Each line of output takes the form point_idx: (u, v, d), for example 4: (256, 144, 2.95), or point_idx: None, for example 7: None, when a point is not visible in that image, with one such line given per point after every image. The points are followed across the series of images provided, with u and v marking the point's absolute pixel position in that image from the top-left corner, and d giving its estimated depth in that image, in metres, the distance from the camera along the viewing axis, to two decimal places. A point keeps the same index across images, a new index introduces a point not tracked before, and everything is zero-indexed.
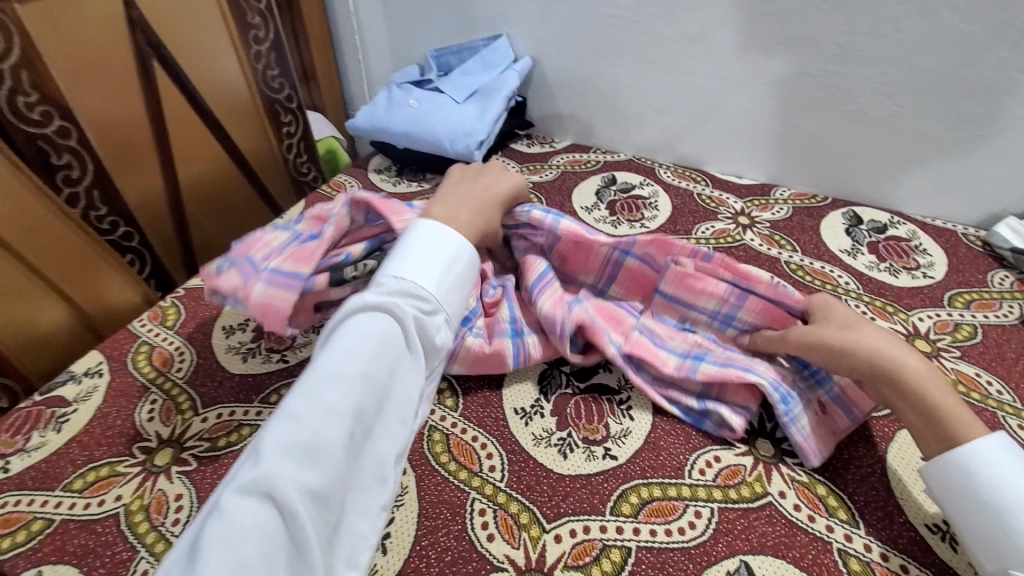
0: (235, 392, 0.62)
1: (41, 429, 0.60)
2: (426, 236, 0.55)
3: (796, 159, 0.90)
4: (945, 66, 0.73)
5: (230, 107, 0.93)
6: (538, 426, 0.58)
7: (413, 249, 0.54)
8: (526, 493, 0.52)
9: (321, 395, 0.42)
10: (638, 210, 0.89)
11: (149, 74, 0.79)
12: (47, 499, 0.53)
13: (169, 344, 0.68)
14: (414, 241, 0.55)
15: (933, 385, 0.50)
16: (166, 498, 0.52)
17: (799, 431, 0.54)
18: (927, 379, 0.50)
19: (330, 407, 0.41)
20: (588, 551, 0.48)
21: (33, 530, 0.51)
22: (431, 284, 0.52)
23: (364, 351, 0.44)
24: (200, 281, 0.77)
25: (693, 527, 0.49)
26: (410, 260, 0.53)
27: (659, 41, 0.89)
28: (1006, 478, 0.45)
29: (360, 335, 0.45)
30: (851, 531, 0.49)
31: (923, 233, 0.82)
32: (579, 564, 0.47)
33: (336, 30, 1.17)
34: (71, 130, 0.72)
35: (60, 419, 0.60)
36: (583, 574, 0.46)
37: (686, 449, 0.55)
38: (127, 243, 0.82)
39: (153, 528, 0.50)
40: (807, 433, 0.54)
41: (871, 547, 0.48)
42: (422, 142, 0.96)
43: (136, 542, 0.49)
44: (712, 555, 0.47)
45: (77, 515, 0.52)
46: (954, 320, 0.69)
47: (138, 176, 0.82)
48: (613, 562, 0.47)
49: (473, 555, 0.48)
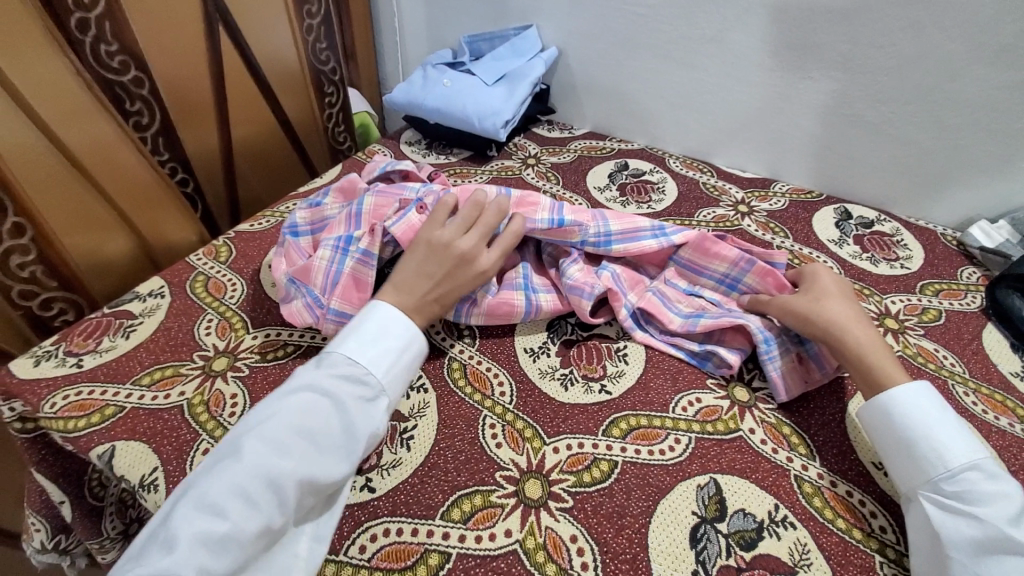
0: (281, 318, 0.70)
1: (111, 336, 0.68)
2: (380, 321, 0.57)
3: (795, 157, 0.98)
4: (934, 78, 0.80)
5: (280, 74, 1.01)
6: (544, 363, 0.66)
7: (361, 333, 0.56)
8: (530, 414, 0.60)
9: (234, 482, 0.46)
10: (647, 193, 0.97)
11: (214, 37, 0.87)
12: (118, 390, 0.62)
13: (223, 275, 0.77)
14: (368, 326, 0.57)
15: (874, 347, 0.58)
16: (223, 396, 0.61)
17: (774, 367, 0.63)
18: (870, 341, 0.58)
19: (244, 494, 0.45)
20: (581, 461, 0.56)
21: (106, 414, 0.59)
22: (373, 369, 0.55)
23: (285, 442, 0.48)
24: (249, 226, 0.85)
25: (672, 449, 0.57)
26: (352, 344, 0.56)
27: (677, 40, 0.96)
28: (914, 414, 0.53)
29: (279, 425, 0.49)
30: (808, 462, 0.57)
31: (905, 230, 0.89)
32: (572, 469, 0.55)
33: (378, 12, 1.26)
34: (144, 81, 0.80)
35: (128, 328, 0.69)
36: (576, 478, 0.55)
37: (672, 390, 0.63)
38: (184, 189, 0.91)
39: (213, 417, 0.59)
40: (783, 372, 0.63)
41: (823, 475, 0.56)
42: (453, 118, 1.04)
43: (199, 428, 0.58)
44: (686, 472, 0.56)
45: (145, 404, 0.60)
46: (922, 305, 0.76)
47: (198, 130, 0.90)
48: (601, 471, 0.55)
49: (483, 457, 0.56)
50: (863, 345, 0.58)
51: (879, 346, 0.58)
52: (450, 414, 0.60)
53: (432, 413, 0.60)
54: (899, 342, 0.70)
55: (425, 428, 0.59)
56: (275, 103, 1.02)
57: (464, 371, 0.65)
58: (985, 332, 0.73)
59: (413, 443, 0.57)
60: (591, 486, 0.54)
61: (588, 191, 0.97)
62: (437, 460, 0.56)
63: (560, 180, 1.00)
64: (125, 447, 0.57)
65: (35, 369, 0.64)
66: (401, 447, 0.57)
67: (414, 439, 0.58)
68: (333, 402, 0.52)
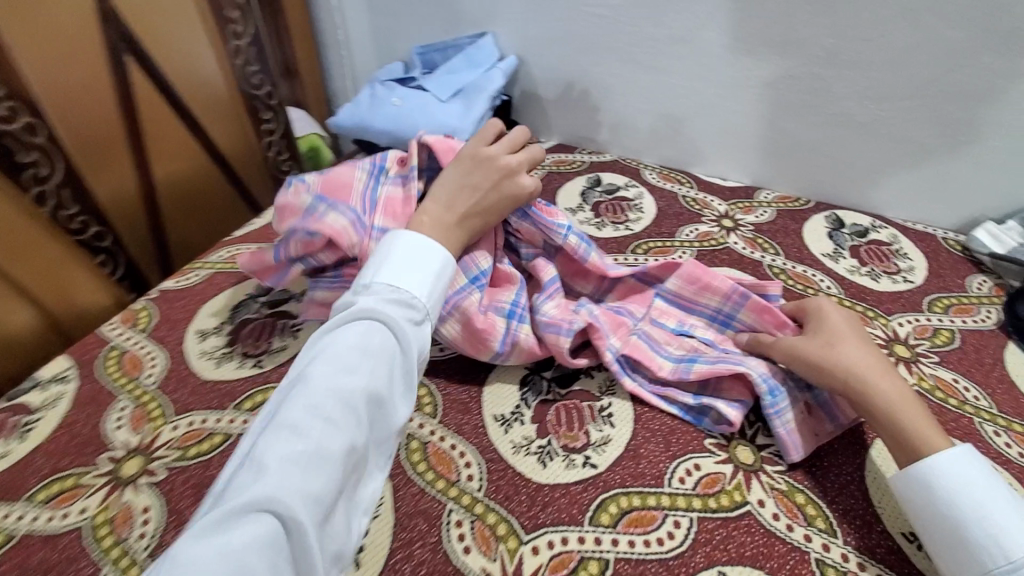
0: (207, 399, 0.60)
1: (4, 439, 0.57)
2: (409, 246, 0.53)
3: (780, 162, 0.90)
4: (930, 71, 0.73)
5: (209, 105, 0.91)
6: (518, 434, 0.57)
7: (394, 258, 0.52)
8: (504, 504, 0.51)
9: (308, 403, 0.42)
10: (623, 212, 0.88)
11: (122, 69, 0.77)
12: (7, 513, 0.51)
13: (141, 348, 0.66)
14: (398, 251, 0.53)
15: (903, 399, 0.51)
16: (132, 511, 0.51)
17: (782, 424, 0.54)
18: (898, 393, 0.51)
19: (326, 418, 0.41)
20: (566, 563, 0.47)
21: None
22: (420, 292, 0.51)
23: (353, 361, 0.44)
24: (174, 283, 0.75)
25: (672, 537, 0.49)
26: (391, 270, 0.51)
27: (646, 41, 0.88)
28: (964, 488, 0.46)
29: (343, 346, 0.45)
30: (829, 540, 0.49)
31: (904, 237, 0.82)
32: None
33: (320, 25, 1.15)
34: (38, 126, 0.69)
35: (24, 427, 0.58)
36: None
37: (667, 457, 0.55)
38: (100, 244, 0.80)
39: (118, 542, 0.49)
40: (791, 428, 0.54)
41: (848, 557, 0.48)
42: (406, 141, 0.95)
43: (100, 557, 0.48)
44: (691, 567, 0.47)
45: (39, 528, 0.50)
46: (933, 325, 0.69)
47: (113, 175, 0.79)
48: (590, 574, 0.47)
49: (449, 568, 0.47)
50: (889, 400, 0.51)
51: (906, 397, 0.51)
52: (408, 512, 0.51)
53: (386, 513, 0.51)
54: (912, 373, 0.63)
55: (378, 533, 0.49)
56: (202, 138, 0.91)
57: (424, 451, 0.55)
58: (1004, 354, 0.65)
59: (364, 556, 0.48)
60: None
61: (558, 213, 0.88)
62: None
63: None
64: None
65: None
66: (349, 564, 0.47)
67: (365, 550, 0.48)
68: (387, 324, 0.48)
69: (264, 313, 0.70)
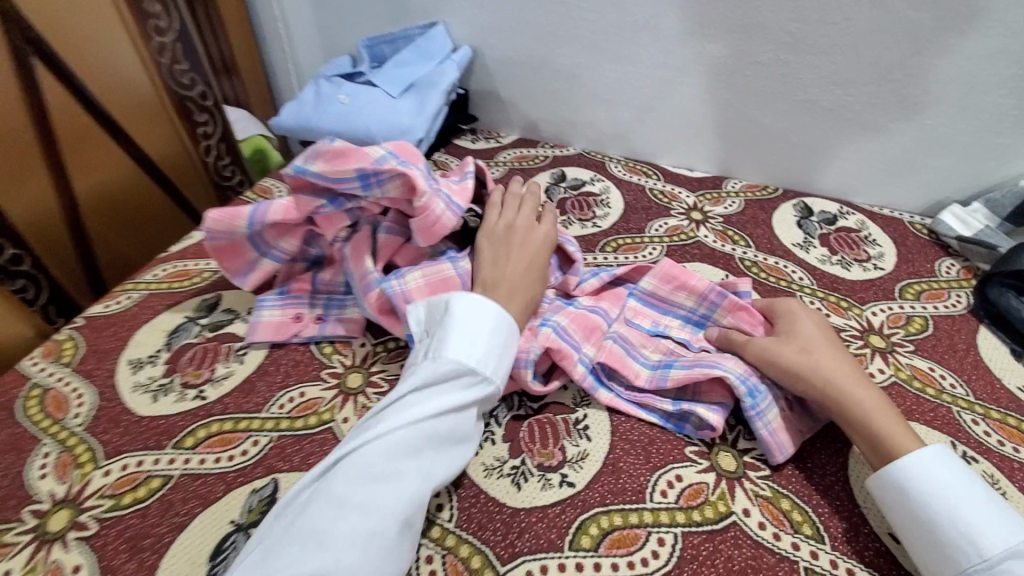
0: (143, 437, 0.54)
1: None
2: (462, 311, 0.52)
3: (746, 150, 0.88)
4: (892, 54, 0.72)
5: (135, 109, 0.83)
6: (489, 454, 0.53)
7: (459, 329, 0.51)
8: (477, 533, 0.48)
9: (366, 472, 0.43)
10: (590, 208, 0.85)
11: (30, 73, 0.69)
12: None
13: (66, 384, 0.59)
14: (456, 315, 0.51)
15: (876, 402, 0.50)
16: (62, 570, 0.46)
17: (765, 426, 0.52)
18: (870, 397, 0.50)
19: (372, 491, 0.43)
20: None
21: None
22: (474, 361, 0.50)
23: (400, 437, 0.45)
24: (104, 308, 0.68)
25: (658, 557, 0.46)
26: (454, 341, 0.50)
27: (606, 29, 0.84)
28: (942, 489, 0.45)
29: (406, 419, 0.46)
30: (817, 547, 0.47)
31: (871, 223, 0.81)
32: None
33: (259, 18, 1.07)
34: None
35: None
36: None
37: (647, 469, 0.52)
38: (17, 268, 0.72)
39: None
40: (775, 428, 0.52)
41: (837, 563, 0.46)
42: (357, 141, 0.89)
43: None
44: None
45: None
46: (906, 313, 0.68)
47: (26, 191, 0.71)
48: None
49: None
50: (863, 402, 0.50)
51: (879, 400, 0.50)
52: None
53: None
54: (890, 364, 0.62)
55: None
56: (127, 142, 0.83)
57: None
58: (977, 339, 0.65)
59: None
60: None
61: None
62: None
63: None
64: None
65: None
66: None
67: None
68: (456, 398, 0.48)
69: (206, 338, 0.64)
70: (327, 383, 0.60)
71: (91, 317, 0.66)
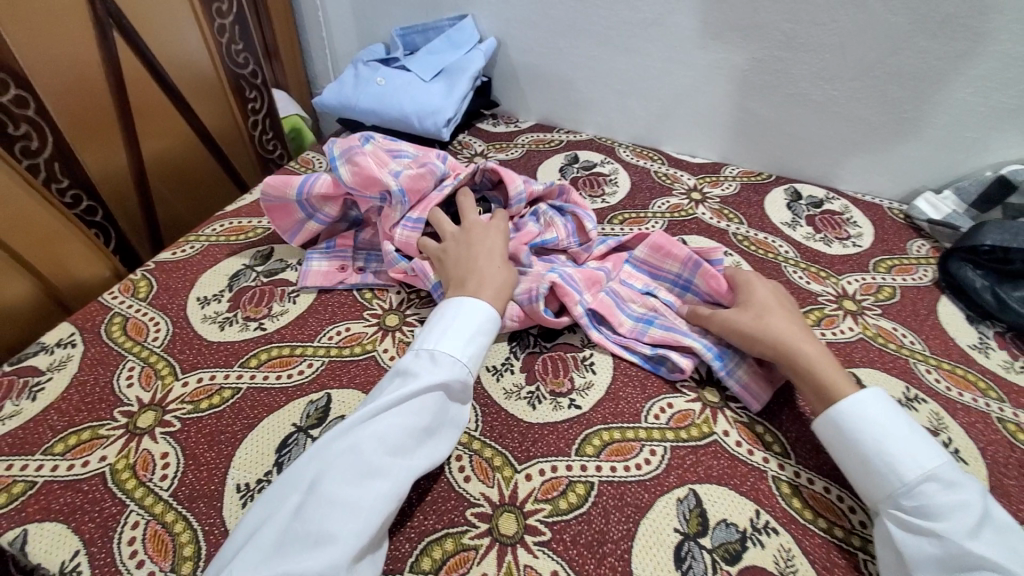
0: (215, 357, 0.64)
1: (15, 398, 0.59)
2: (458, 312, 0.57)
3: (743, 139, 0.97)
4: (875, 54, 0.80)
5: (194, 82, 0.92)
6: (508, 381, 0.62)
7: (454, 328, 0.56)
8: (498, 440, 0.57)
9: (378, 448, 0.47)
10: (599, 186, 0.94)
11: (110, 44, 0.77)
12: (28, 463, 0.54)
13: (144, 314, 0.69)
14: (450, 317, 0.57)
15: (821, 358, 0.57)
16: (152, 457, 0.55)
17: (733, 379, 0.61)
18: (818, 355, 0.57)
19: (369, 463, 0.46)
20: (556, 487, 0.53)
21: (14, 492, 0.52)
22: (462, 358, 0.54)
23: (398, 417, 0.49)
24: (171, 254, 0.77)
25: (650, 464, 0.55)
26: (449, 339, 0.55)
27: (619, 25, 0.93)
28: (872, 429, 0.51)
29: (410, 404, 0.50)
30: (783, 461, 0.56)
31: (853, 207, 0.90)
32: (548, 497, 0.52)
33: (300, 6, 1.16)
34: (29, 99, 0.70)
35: (34, 388, 0.60)
36: (552, 506, 0.52)
37: (643, 397, 0.61)
38: (92, 218, 0.82)
39: (141, 484, 0.53)
40: (744, 381, 0.61)
41: (800, 473, 0.55)
42: (392, 120, 0.98)
43: (125, 497, 0.52)
44: (667, 487, 0.53)
45: (60, 476, 0.53)
46: (877, 283, 0.77)
47: (102, 150, 0.80)
48: (578, 495, 0.52)
49: (452, 494, 0.52)
50: (809, 358, 0.57)
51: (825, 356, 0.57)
52: None
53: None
54: (858, 324, 0.71)
55: None
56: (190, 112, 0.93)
57: None
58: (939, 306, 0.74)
59: None
60: (571, 514, 0.51)
61: None
62: (402, 503, 0.52)
63: None
64: (38, 530, 0.50)
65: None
66: None
67: None
68: (454, 388, 0.53)
69: (262, 282, 0.73)
70: (368, 322, 0.69)
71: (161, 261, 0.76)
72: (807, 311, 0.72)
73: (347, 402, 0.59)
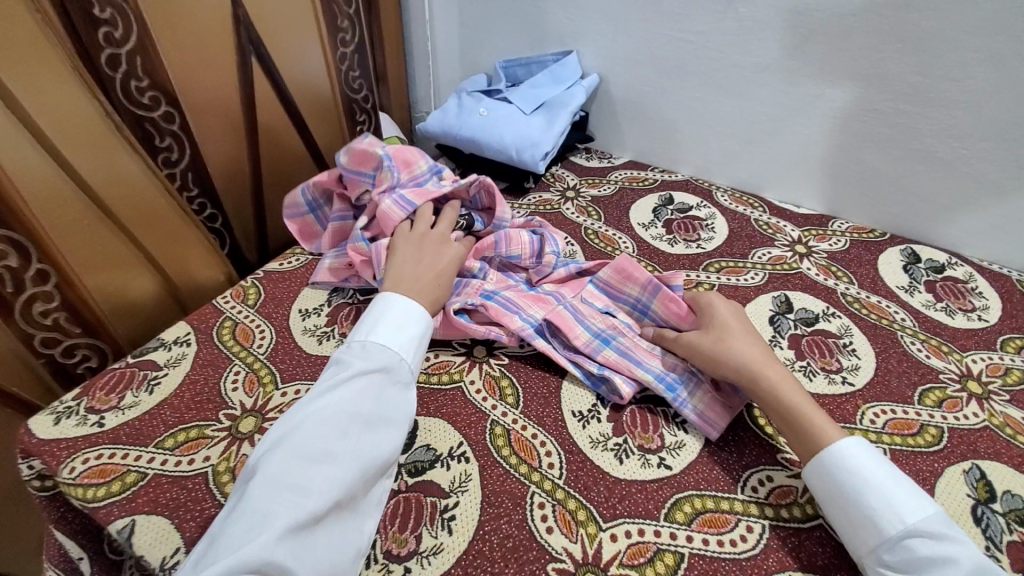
0: (312, 371, 0.66)
1: (135, 390, 0.64)
2: (391, 307, 0.60)
3: (855, 193, 0.91)
4: (1018, 113, 0.74)
5: (313, 102, 0.98)
6: (595, 429, 0.60)
7: (384, 320, 0.59)
8: (583, 492, 0.55)
9: (319, 432, 0.48)
10: (695, 231, 0.91)
11: (247, 67, 0.84)
12: (141, 454, 0.58)
13: (251, 321, 0.73)
14: (382, 311, 0.60)
15: (790, 392, 0.56)
16: None
17: (688, 410, 0.60)
18: (792, 393, 0.56)
19: (308, 444, 0.48)
20: (642, 552, 0.50)
21: (127, 481, 0.56)
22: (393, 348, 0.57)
23: (333, 398, 0.51)
24: (278, 265, 0.82)
25: (747, 542, 0.51)
26: (380, 330, 0.58)
27: (728, 68, 0.91)
28: (859, 479, 0.50)
29: (343, 391, 0.52)
30: None
31: (980, 276, 0.82)
32: (633, 563, 0.50)
33: (410, 36, 1.22)
34: (175, 115, 0.77)
35: (152, 382, 0.65)
36: (638, 573, 0.49)
37: (739, 467, 0.57)
38: (213, 225, 0.88)
39: None
40: (700, 410, 0.60)
41: None
42: (491, 149, 1.00)
43: (223, 500, 0.54)
44: (767, 572, 0.49)
45: (168, 471, 0.56)
46: (1008, 365, 0.69)
47: (230, 163, 0.87)
48: (666, 565, 0.49)
49: (534, 544, 0.51)
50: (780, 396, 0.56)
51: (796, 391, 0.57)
52: (494, 490, 0.55)
53: (473, 491, 0.55)
54: (984, 410, 0.64)
55: (467, 507, 0.53)
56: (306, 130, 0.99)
57: (509, 436, 0.59)
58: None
59: (455, 524, 0.52)
60: None
61: (632, 228, 0.91)
62: (483, 546, 0.51)
63: (600, 215, 0.94)
64: (145, 522, 0.53)
65: (54, 426, 0.60)
66: (441, 529, 0.52)
67: (456, 519, 0.52)
68: (388, 374, 0.55)
69: (358, 300, 0.75)
70: (457, 350, 0.69)
71: (269, 271, 0.80)
72: (926, 391, 0.65)
73: (433, 433, 0.59)
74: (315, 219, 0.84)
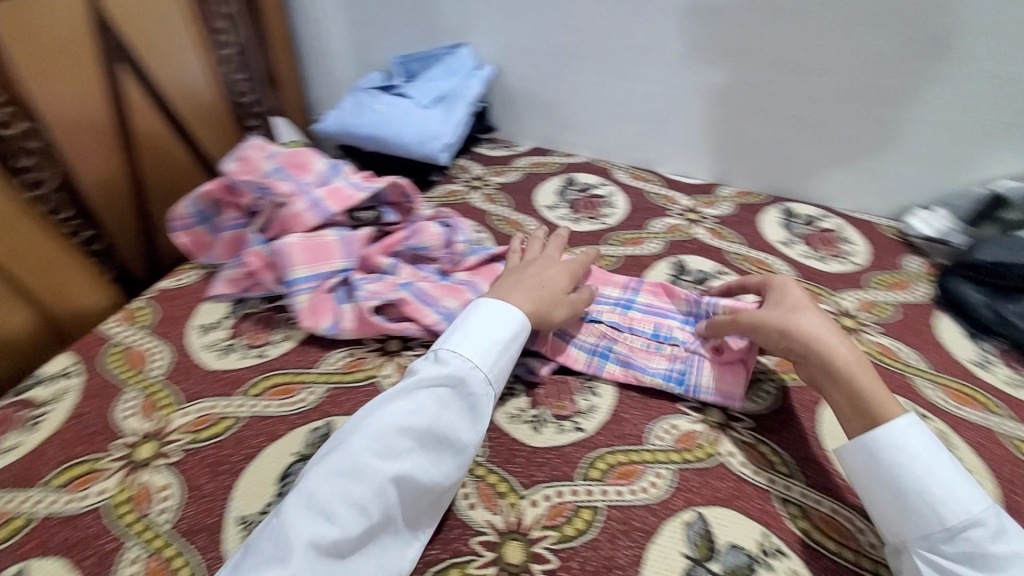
0: (215, 386, 0.63)
1: (13, 432, 0.59)
2: (485, 313, 0.58)
3: (738, 160, 0.99)
4: (867, 75, 0.83)
5: (196, 109, 0.94)
6: (512, 405, 0.62)
7: (472, 328, 0.57)
8: (504, 466, 0.56)
9: (366, 456, 0.48)
10: (597, 208, 0.95)
11: (117, 77, 0.80)
12: (25, 498, 0.53)
13: (144, 344, 0.68)
14: (474, 319, 0.58)
15: (861, 375, 0.54)
16: (151, 490, 0.54)
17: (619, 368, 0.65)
18: (863, 372, 0.54)
19: (353, 469, 0.47)
20: (561, 512, 0.52)
21: (11, 528, 0.51)
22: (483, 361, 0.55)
23: (398, 420, 0.50)
24: (171, 283, 0.77)
25: (655, 487, 0.55)
26: (468, 338, 0.56)
27: (615, 51, 0.95)
28: (905, 462, 0.50)
29: (398, 413, 0.50)
30: (789, 481, 0.56)
31: (848, 225, 0.91)
32: (552, 523, 0.52)
33: (300, 38, 1.18)
34: (38, 131, 0.71)
35: (33, 420, 0.60)
36: (557, 532, 0.51)
37: (646, 420, 0.61)
38: (96, 248, 0.82)
39: (141, 517, 0.52)
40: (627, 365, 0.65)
41: (805, 493, 0.55)
42: (392, 145, 0.99)
43: (124, 531, 0.51)
44: (675, 512, 0.53)
45: (58, 510, 0.52)
46: (874, 300, 0.78)
47: (109, 178, 0.81)
48: (583, 521, 0.52)
49: (456, 523, 0.52)
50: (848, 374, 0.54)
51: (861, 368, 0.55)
52: None
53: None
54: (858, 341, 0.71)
55: None
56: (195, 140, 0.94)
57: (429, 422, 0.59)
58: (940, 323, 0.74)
59: None
60: (578, 540, 0.51)
61: (537, 211, 0.94)
62: None
63: (507, 201, 0.96)
64: (35, 569, 0.49)
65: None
66: None
67: None
68: (460, 393, 0.53)
69: (263, 308, 0.73)
70: (370, 346, 0.68)
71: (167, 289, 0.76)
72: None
73: None
74: (208, 231, 0.79)
